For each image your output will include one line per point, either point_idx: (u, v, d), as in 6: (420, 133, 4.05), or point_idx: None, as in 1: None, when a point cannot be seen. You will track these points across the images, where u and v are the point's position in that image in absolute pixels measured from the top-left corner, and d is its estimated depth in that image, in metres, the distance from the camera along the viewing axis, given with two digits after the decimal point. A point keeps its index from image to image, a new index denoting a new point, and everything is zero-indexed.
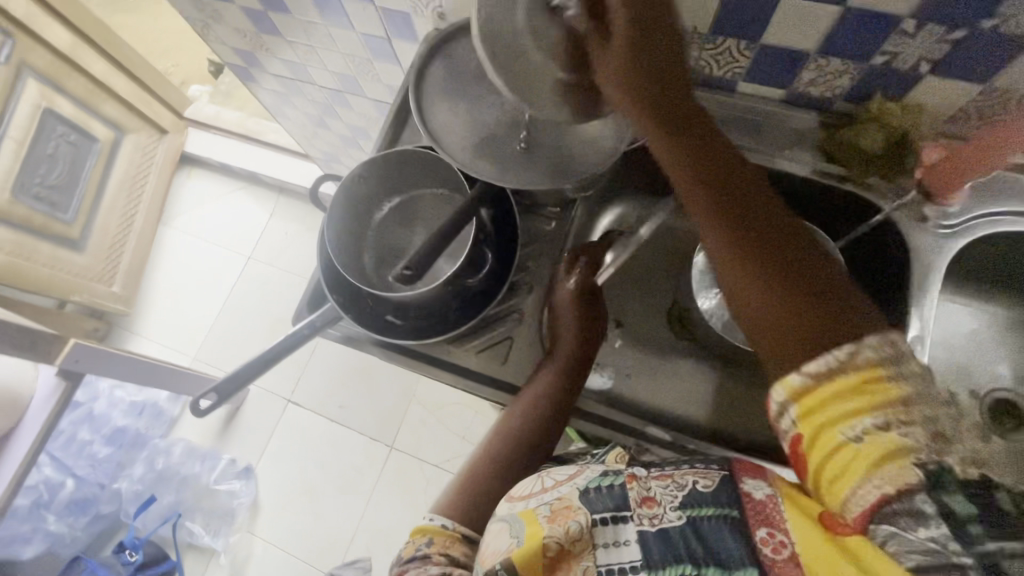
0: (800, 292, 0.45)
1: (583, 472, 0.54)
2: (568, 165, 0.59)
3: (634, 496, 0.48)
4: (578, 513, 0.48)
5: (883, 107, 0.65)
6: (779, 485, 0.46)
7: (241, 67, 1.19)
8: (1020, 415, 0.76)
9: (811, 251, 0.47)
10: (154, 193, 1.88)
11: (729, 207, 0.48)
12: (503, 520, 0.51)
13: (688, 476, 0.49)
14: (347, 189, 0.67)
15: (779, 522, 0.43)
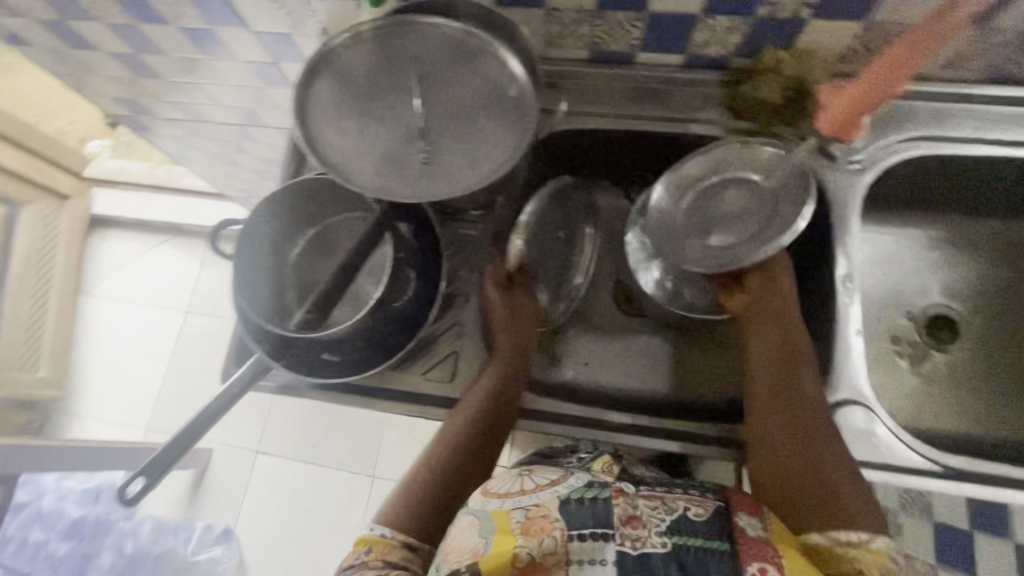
0: (812, 492, 0.58)
1: (566, 480, 0.60)
2: (469, 170, 0.56)
3: (620, 513, 0.55)
4: (554, 528, 0.53)
5: (776, 56, 0.65)
6: (770, 525, 0.56)
7: (130, 116, 1.11)
8: (954, 324, 0.81)
9: (849, 497, 0.57)
10: (67, 263, 1.75)
11: (786, 421, 0.62)
12: (472, 517, 0.56)
13: (679, 502, 0.57)
14: (251, 232, 0.64)
15: (771, 558, 0.52)
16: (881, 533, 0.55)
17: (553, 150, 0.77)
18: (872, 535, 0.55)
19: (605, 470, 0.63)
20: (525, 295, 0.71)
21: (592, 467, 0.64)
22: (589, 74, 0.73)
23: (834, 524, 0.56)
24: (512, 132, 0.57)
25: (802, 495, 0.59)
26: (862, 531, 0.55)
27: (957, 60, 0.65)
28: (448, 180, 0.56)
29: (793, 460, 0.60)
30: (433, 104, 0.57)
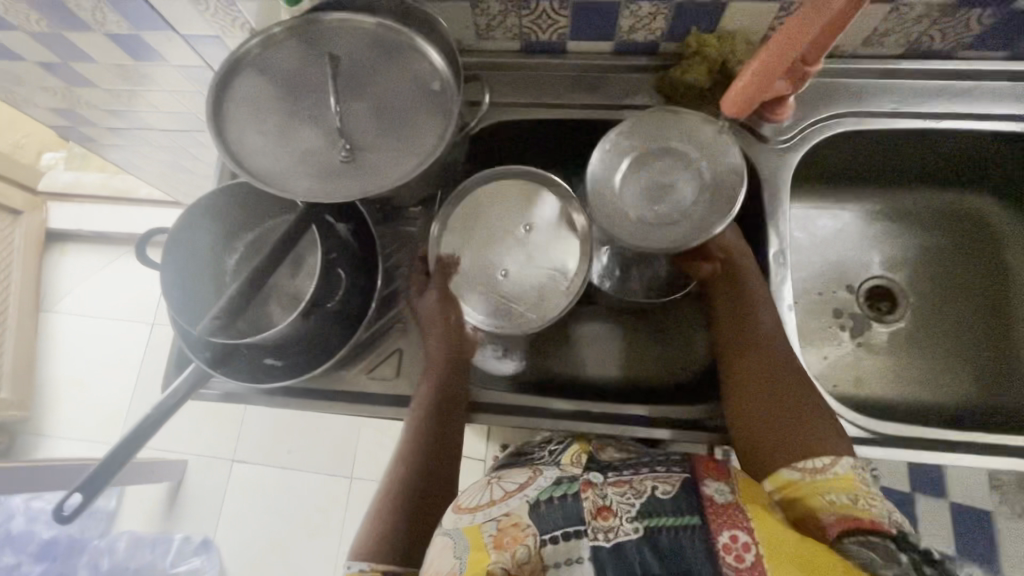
0: (784, 427, 0.58)
1: (533, 482, 0.58)
2: (385, 168, 0.55)
3: (588, 508, 0.52)
4: (527, 536, 0.50)
5: (700, 38, 0.66)
6: (738, 489, 0.53)
7: (70, 127, 1.08)
8: (892, 297, 0.83)
9: (819, 427, 0.58)
10: (24, 279, 1.71)
11: (751, 367, 0.63)
12: (447, 537, 0.52)
13: (646, 484, 0.55)
14: (179, 240, 0.62)
15: (741, 523, 0.49)
16: (847, 455, 0.55)
17: (489, 140, 0.76)
18: (836, 460, 0.55)
19: (574, 462, 0.61)
20: (438, 285, 0.67)
21: (561, 460, 0.62)
22: (521, 63, 0.73)
23: (807, 455, 0.56)
24: (435, 127, 0.57)
25: (775, 437, 0.58)
26: (825, 460, 0.55)
27: (875, 37, 0.66)
28: (365, 180, 0.55)
29: (761, 411, 0.60)
30: (353, 102, 0.56)
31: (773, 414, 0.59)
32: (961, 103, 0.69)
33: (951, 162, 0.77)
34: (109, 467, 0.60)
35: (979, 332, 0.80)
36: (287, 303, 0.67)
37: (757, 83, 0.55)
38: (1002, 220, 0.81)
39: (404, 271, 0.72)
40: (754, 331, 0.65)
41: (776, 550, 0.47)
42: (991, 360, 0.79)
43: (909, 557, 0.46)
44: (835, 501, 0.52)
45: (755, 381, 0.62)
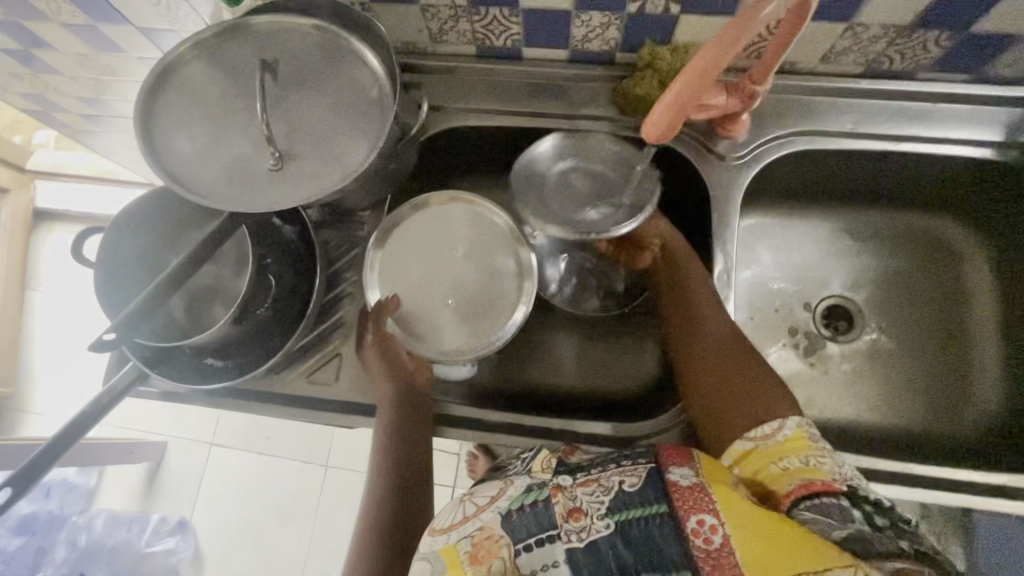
0: (732, 398, 0.56)
1: (506, 489, 0.49)
2: (313, 176, 0.55)
3: (560, 511, 0.45)
4: (502, 547, 0.44)
5: (654, 51, 0.64)
6: (704, 471, 0.46)
7: (43, 111, 1.07)
8: (849, 315, 0.82)
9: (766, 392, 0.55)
10: (11, 260, 1.65)
11: (695, 340, 0.63)
12: (423, 559, 0.46)
13: (614, 478, 0.47)
14: (114, 241, 0.62)
15: (709, 506, 0.42)
16: (793, 414, 0.52)
17: (443, 144, 0.75)
18: (781, 423, 0.52)
19: (546, 467, 0.52)
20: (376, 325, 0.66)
21: (531, 468, 0.52)
22: (477, 69, 0.72)
23: (755, 423, 0.53)
24: (368, 136, 0.56)
25: (718, 416, 0.57)
26: (770, 424, 0.52)
27: (832, 56, 0.65)
28: (292, 187, 0.55)
29: (702, 393, 0.59)
30: (287, 111, 0.57)
31: (717, 393, 0.57)
32: (919, 125, 0.68)
33: (916, 181, 0.75)
34: (42, 462, 0.59)
35: (936, 357, 0.79)
36: (229, 304, 0.67)
37: (681, 103, 0.50)
38: (964, 244, 0.80)
39: (349, 275, 0.71)
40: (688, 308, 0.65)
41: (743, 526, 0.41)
42: (946, 385, 0.78)
43: (862, 513, 0.44)
44: (789, 467, 0.49)
45: (702, 354, 0.61)
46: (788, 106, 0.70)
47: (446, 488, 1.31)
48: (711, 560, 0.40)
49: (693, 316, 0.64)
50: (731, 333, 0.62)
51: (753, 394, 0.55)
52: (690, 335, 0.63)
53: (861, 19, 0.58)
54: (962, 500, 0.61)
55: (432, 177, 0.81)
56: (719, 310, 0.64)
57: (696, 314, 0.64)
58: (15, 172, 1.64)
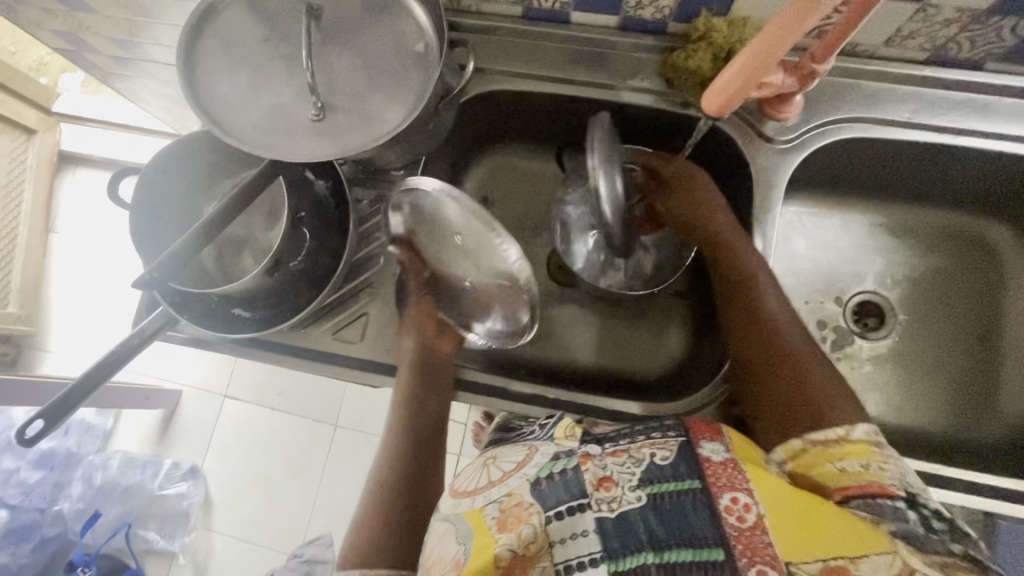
0: (794, 405, 0.53)
1: (532, 457, 0.47)
2: (352, 130, 0.54)
3: (590, 478, 0.42)
4: (532, 513, 0.40)
5: (710, 22, 0.62)
6: (735, 449, 0.45)
7: (74, 51, 1.05)
8: (880, 314, 0.80)
9: (830, 400, 0.52)
10: (35, 201, 1.62)
11: (754, 339, 0.59)
12: (447, 521, 0.44)
13: (644, 450, 0.45)
14: (150, 183, 0.62)
15: (742, 485, 0.41)
16: (860, 421, 0.50)
17: (481, 106, 0.74)
18: (850, 428, 0.49)
19: (570, 436, 0.49)
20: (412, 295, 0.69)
21: (553, 436, 0.49)
22: (520, 31, 0.70)
23: (821, 428, 0.50)
24: (411, 92, 0.55)
25: (776, 406, 0.54)
26: (835, 428, 0.50)
27: (897, 38, 0.62)
28: (333, 141, 0.54)
29: (759, 390, 0.57)
30: (329, 61, 0.55)
31: (774, 399, 0.55)
32: (979, 119, 0.65)
33: (962, 179, 0.73)
34: (76, 395, 0.59)
35: (963, 361, 0.78)
36: (258, 254, 0.67)
37: (744, 81, 0.49)
38: (1006, 250, 0.78)
39: (378, 234, 0.71)
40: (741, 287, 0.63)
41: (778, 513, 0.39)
42: (969, 391, 0.77)
43: (918, 514, 0.42)
44: (846, 468, 0.47)
45: (760, 356, 0.58)
46: (842, 90, 0.67)
47: (453, 456, 1.32)
48: (744, 538, 0.38)
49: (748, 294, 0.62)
50: (792, 327, 0.59)
51: (816, 398, 0.53)
52: (748, 334, 0.60)
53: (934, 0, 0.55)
54: (983, 502, 0.61)
55: (466, 140, 0.79)
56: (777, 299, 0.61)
57: (751, 295, 0.62)
58: (39, 113, 1.63)
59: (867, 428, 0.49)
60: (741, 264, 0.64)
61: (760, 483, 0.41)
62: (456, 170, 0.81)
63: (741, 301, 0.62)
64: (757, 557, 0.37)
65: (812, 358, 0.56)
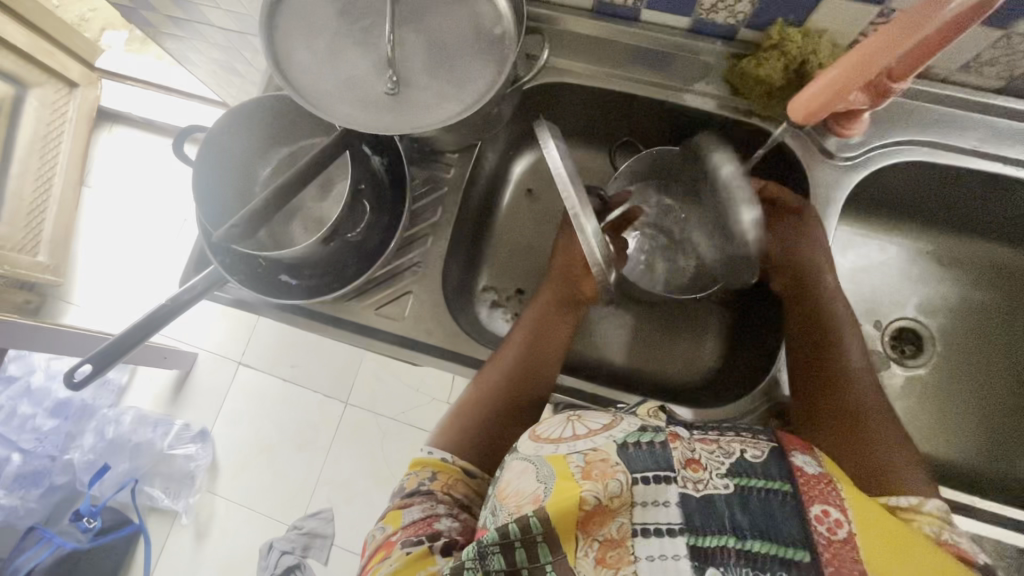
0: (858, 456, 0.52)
1: (618, 422, 0.45)
2: (423, 109, 0.55)
3: (678, 456, 0.41)
4: (618, 470, 0.39)
5: (784, 32, 0.61)
6: (826, 465, 0.44)
7: (130, 7, 1.04)
8: (920, 341, 0.79)
9: (894, 460, 0.51)
10: (73, 151, 1.65)
11: (825, 388, 0.59)
12: (526, 460, 0.44)
13: (735, 444, 0.44)
14: (217, 142, 0.63)
15: (835, 501, 0.40)
16: (933, 495, 0.48)
17: (542, 96, 0.75)
18: (923, 497, 0.47)
19: (653, 414, 0.48)
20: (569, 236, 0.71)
21: (635, 411, 0.49)
22: (589, 24, 0.70)
23: (889, 492, 0.48)
24: (483, 77, 0.55)
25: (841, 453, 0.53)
26: (909, 495, 0.47)
27: (974, 65, 0.61)
28: (400, 120, 0.54)
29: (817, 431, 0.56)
30: (405, 37, 0.55)
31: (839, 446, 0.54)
32: None
33: (1018, 213, 0.72)
34: (124, 345, 0.60)
35: (999, 401, 0.77)
36: (310, 223, 0.68)
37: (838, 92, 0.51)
38: None
39: (428, 214, 0.71)
40: (825, 336, 0.62)
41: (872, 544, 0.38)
42: (1002, 430, 0.76)
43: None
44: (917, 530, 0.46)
45: (827, 405, 0.57)
46: (908, 113, 0.67)
47: None
48: (833, 549, 0.37)
49: (831, 352, 0.61)
50: (868, 380, 0.59)
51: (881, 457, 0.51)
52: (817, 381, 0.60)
53: (1021, 29, 0.54)
54: (1014, 537, 0.60)
55: (521, 129, 0.79)
56: (860, 363, 0.60)
57: (831, 352, 0.61)
58: (83, 68, 1.63)
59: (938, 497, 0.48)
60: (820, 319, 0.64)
61: (852, 503, 0.41)
62: (506, 157, 0.81)
63: (818, 351, 0.62)
64: (845, 569, 0.36)
65: (880, 422, 0.55)
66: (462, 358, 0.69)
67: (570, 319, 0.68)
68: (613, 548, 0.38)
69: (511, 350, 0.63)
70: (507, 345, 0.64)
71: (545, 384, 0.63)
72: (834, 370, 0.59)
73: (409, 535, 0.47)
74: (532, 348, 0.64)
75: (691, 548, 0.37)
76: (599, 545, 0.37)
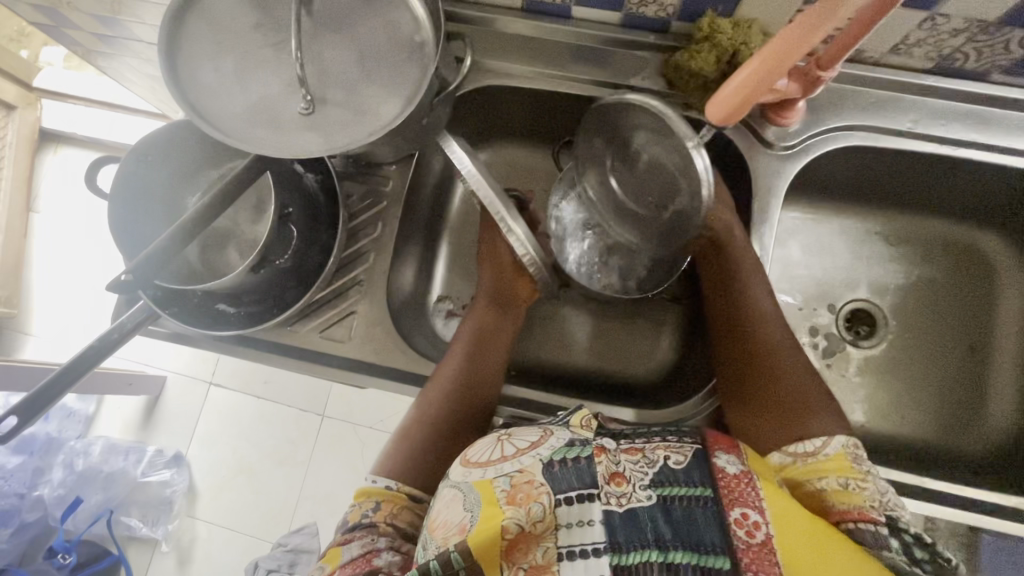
0: (775, 411, 0.56)
1: (547, 438, 0.45)
2: (341, 126, 0.52)
3: (602, 471, 0.41)
4: (542, 493, 0.39)
5: (714, 23, 0.60)
6: (750, 463, 0.44)
7: (54, 27, 0.99)
8: (872, 322, 0.80)
9: (798, 404, 0.56)
10: (16, 178, 1.59)
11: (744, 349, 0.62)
12: (455, 487, 0.43)
13: (659, 451, 0.44)
14: (131, 172, 0.61)
15: (754, 502, 0.40)
16: (839, 434, 0.52)
17: (480, 100, 0.73)
18: (828, 440, 0.51)
19: (586, 424, 0.47)
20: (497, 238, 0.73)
21: (569, 422, 0.48)
22: (521, 24, 0.68)
23: (796, 442, 0.53)
24: (404, 90, 0.53)
25: (761, 417, 0.57)
26: (814, 439, 0.52)
27: (904, 47, 0.61)
28: (317, 138, 0.52)
29: (734, 388, 0.61)
30: (319, 53, 0.53)
31: (755, 404, 0.58)
32: (982, 132, 0.65)
33: (961, 189, 0.73)
34: (48, 393, 0.56)
35: (952, 371, 0.78)
36: (245, 247, 0.66)
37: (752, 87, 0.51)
38: (1007, 267, 0.78)
39: (368, 231, 0.69)
40: (737, 293, 0.65)
41: (788, 535, 0.38)
42: (957, 402, 0.77)
43: (901, 542, 0.44)
44: (827, 486, 0.48)
45: (742, 361, 0.61)
46: (844, 97, 0.66)
47: None
48: (751, 554, 0.37)
49: (746, 311, 0.64)
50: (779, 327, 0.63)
51: (791, 406, 0.56)
52: (733, 341, 0.63)
53: (944, 10, 0.54)
54: (964, 515, 0.62)
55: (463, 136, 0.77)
56: (775, 316, 0.64)
57: (745, 309, 0.64)
58: (19, 88, 1.57)
59: (841, 437, 0.51)
60: (732, 270, 0.66)
61: (773, 500, 0.41)
62: None
63: (734, 312, 0.65)
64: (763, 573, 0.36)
65: (792, 372, 0.59)
66: (413, 378, 0.67)
67: (511, 319, 0.71)
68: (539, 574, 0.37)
69: (456, 356, 0.65)
70: (452, 351, 0.66)
71: (494, 386, 0.64)
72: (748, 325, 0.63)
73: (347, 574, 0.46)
74: (476, 353, 0.65)
75: (616, 567, 0.37)
76: (524, 572, 0.38)
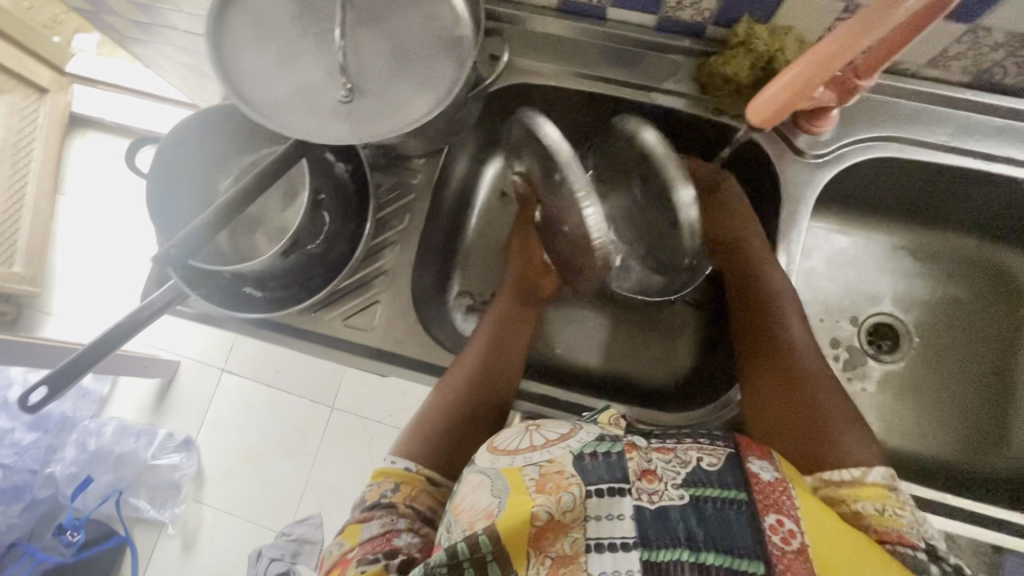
0: (805, 429, 0.56)
1: (576, 432, 0.45)
2: (378, 114, 0.53)
3: (633, 467, 0.41)
4: (572, 483, 0.39)
5: (751, 29, 0.60)
6: (783, 470, 0.44)
7: (93, 11, 1.01)
8: (895, 337, 0.79)
9: (825, 422, 0.55)
10: (46, 161, 1.61)
11: (776, 366, 0.62)
12: (484, 474, 0.43)
13: (691, 453, 0.44)
14: (169, 152, 0.62)
15: (790, 510, 0.40)
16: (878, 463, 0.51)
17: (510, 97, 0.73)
18: (869, 469, 0.50)
19: (614, 423, 0.47)
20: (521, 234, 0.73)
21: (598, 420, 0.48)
22: (556, 24, 0.69)
23: (835, 467, 0.51)
24: (443, 81, 0.54)
25: (789, 433, 0.57)
26: (853, 468, 0.51)
27: (941, 59, 0.61)
28: (354, 126, 0.53)
29: (762, 401, 0.61)
30: (360, 42, 0.54)
31: (782, 418, 0.58)
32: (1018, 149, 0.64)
33: (990, 207, 0.72)
34: (77, 364, 0.57)
35: (974, 392, 0.77)
36: (274, 233, 0.67)
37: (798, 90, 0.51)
38: None
39: (395, 222, 0.70)
40: (767, 307, 0.65)
41: (824, 548, 0.38)
42: (978, 423, 0.76)
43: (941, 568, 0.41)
44: (864, 510, 0.47)
45: (771, 376, 0.61)
46: (878, 108, 0.66)
47: None
48: (786, 560, 0.37)
49: (774, 325, 0.65)
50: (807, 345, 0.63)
51: (821, 424, 0.55)
52: (760, 355, 0.64)
53: (987, 23, 0.53)
54: (985, 535, 0.61)
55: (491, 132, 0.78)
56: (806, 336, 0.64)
57: (772, 324, 0.65)
58: (53, 72, 1.59)
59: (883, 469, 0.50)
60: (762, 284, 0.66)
61: (806, 509, 0.41)
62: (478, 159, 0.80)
63: (762, 325, 0.65)
64: None
65: (823, 393, 0.58)
66: (433, 369, 0.67)
67: (529, 316, 0.71)
68: (565, 564, 0.37)
69: (475, 349, 0.64)
70: (472, 344, 0.65)
71: (511, 381, 0.64)
72: (775, 339, 0.64)
73: (366, 551, 0.46)
74: (496, 348, 0.65)
75: (645, 562, 0.37)
76: (551, 561, 0.37)
